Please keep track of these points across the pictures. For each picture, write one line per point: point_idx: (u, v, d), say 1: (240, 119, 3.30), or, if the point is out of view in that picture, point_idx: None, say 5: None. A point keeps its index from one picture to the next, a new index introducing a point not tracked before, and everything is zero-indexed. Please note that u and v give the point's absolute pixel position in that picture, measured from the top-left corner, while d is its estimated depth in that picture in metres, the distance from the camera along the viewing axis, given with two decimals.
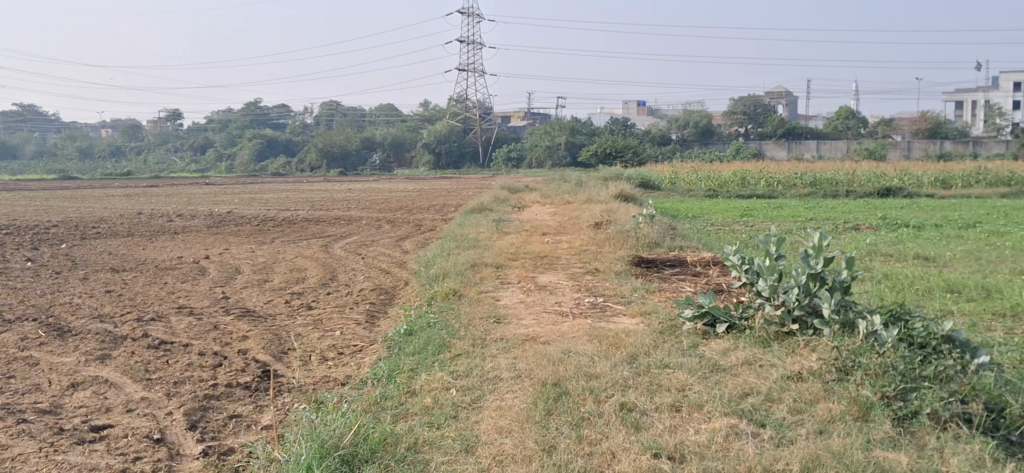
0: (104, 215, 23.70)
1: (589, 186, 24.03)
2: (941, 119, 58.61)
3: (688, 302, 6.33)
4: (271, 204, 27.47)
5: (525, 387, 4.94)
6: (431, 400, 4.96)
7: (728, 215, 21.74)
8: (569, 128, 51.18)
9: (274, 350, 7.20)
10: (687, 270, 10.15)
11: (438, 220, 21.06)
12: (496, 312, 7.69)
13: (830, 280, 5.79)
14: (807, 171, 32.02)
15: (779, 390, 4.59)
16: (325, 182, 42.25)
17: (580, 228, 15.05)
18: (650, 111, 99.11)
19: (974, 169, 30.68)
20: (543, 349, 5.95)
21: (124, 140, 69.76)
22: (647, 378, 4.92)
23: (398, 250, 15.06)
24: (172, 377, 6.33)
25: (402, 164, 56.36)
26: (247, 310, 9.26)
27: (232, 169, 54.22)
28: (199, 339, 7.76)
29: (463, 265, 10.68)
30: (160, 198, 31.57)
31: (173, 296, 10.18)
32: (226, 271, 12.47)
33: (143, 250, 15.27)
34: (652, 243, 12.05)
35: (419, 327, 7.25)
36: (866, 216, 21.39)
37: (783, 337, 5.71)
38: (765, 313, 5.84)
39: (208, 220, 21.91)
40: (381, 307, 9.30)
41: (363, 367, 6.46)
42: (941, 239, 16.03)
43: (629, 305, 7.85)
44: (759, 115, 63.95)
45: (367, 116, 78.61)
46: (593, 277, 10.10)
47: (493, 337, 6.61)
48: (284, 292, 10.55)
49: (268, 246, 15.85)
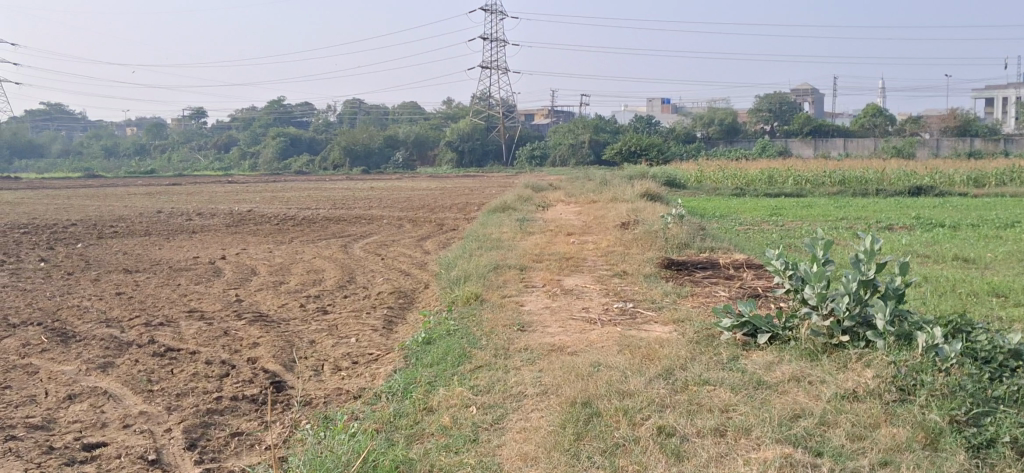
0: (125, 214, 23.47)
1: (614, 185, 23.57)
2: (971, 116, 57.54)
3: (726, 310, 5.85)
4: (292, 202, 27.23)
5: (551, 405, 4.52)
6: (449, 419, 4.55)
7: (756, 214, 21.21)
8: (593, 125, 50.66)
9: (285, 360, 6.83)
10: (720, 273, 9.68)
11: (461, 219, 20.67)
12: (519, 318, 7.26)
13: (881, 288, 5.31)
14: (836, 169, 31.37)
15: (834, 412, 4.11)
16: (347, 180, 42.00)
17: (606, 228, 14.60)
18: (674, 108, 98.37)
19: (1007, 168, 29.91)
20: (570, 361, 5.52)
21: (149, 139, 69.98)
22: (686, 396, 4.46)
23: (419, 250, 14.68)
24: (175, 389, 5.95)
25: (425, 162, 56.10)
26: (260, 314, 8.90)
27: (255, 167, 54.20)
28: (207, 346, 7.40)
29: (486, 267, 10.27)
30: (182, 196, 31.42)
31: (185, 299, 9.84)
32: (243, 272, 12.14)
33: (159, 250, 15.00)
34: (682, 244, 11.59)
35: (438, 335, 6.84)
36: (898, 215, 20.80)
37: (832, 349, 5.22)
38: (811, 323, 5.35)
39: (228, 219, 21.62)
40: (399, 312, 8.92)
41: (377, 379, 6.08)
42: (979, 240, 15.46)
43: (661, 312, 7.40)
44: (785, 113, 63.16)
45: (390, 114, 78.44)
46: (622, 280, 9.65)
47: (517, 347, 6.18)
48: (300, 294, 10.19)
49: (286, 246, 15.52)
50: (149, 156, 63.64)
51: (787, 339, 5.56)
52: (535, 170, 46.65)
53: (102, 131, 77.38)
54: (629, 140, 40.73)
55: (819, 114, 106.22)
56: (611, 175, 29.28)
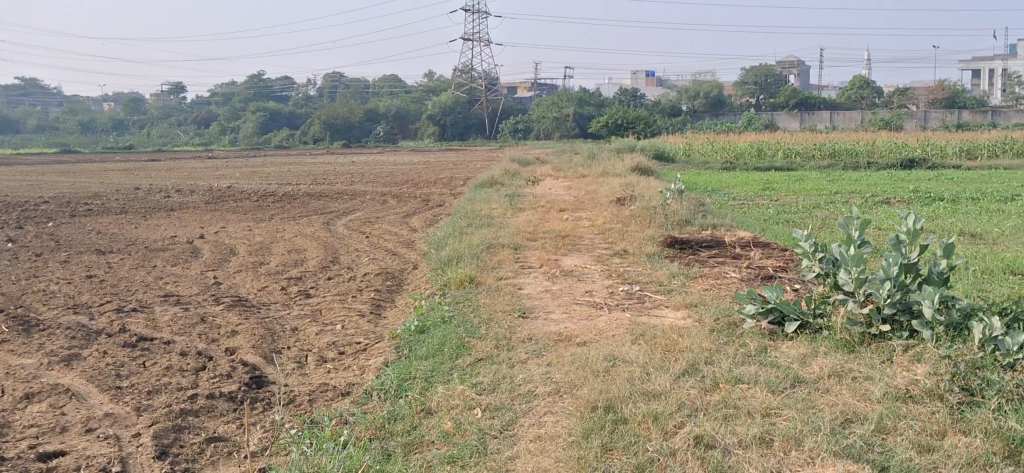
0: (99, 191, 22.74)
1: (603, 158, 23.03)
2: (958, 88, 57.17)
3: (751, 295, 5.35)
4: (273, 178, 26.58)
5: (567, 409, 4.01)
6: (452, 426, 4.04)
7: (749, 188, 20.75)
8: (577, 98, 49.98)
9: (266, 351, 6.29)
10: (726, 252, 9.20)
11: (447, 194, 20.11)
12: (519, 304, 6.76)
13: (924, 273, 4.83)
14: (827, 141, 30.97)
15: (891, 416, 3.64)
16: (327, 154, 41.34)
17: (599, 204, 14.09)
18: (659, 81, 97.80)
19: (998, 140, 29.54)
20: (582, 353, 5.02)
21: (127, 114, 68.83)
22: (719, 396, 3.97)
23: (407, 228, 14.13)
24: (146, 385, 5.39)
25: (407, 135, 55.32)
26: (239, 299, 8.35)
27: (235, 143, 53.32)
28: (182, 334, 6.85)
29: (478, 246, 9.75)
30: (160, 172, 30.59)
31: (159, 282, 9.25)
32: (221, 252, 11.55)
33: (134, 229, 14.39)
34: (682, 221, 11.10)
35: (432, 322, 6.32)
36: (894, 188, 20.36)
37: (870, 340, 4.75)
38: (847, 310, 4.87)
39: (207, 196, 20.95)
40: (387, 296, 8.39)
41: (367, 372, 5.57)
42: (982, 214, 15.04)
43: (671, 296, 6.93)
44: (771, 86, 62.63)
45: (372, 87, 77.41)
46: (623, 259, 9.16)
47: (520, 337, 5.68)
48: (281, 276, 9.62)
49: (266, 224, 14.94)
50: (126, 131, 62.55)
51: (818, 328, 5.08)
52: (520, 144, 46.05)
53: (78, 106, 76.15)
54: (615, 112, 40.14)
55: (805, 87, 105.58)
56: (599, 149, 28.72)
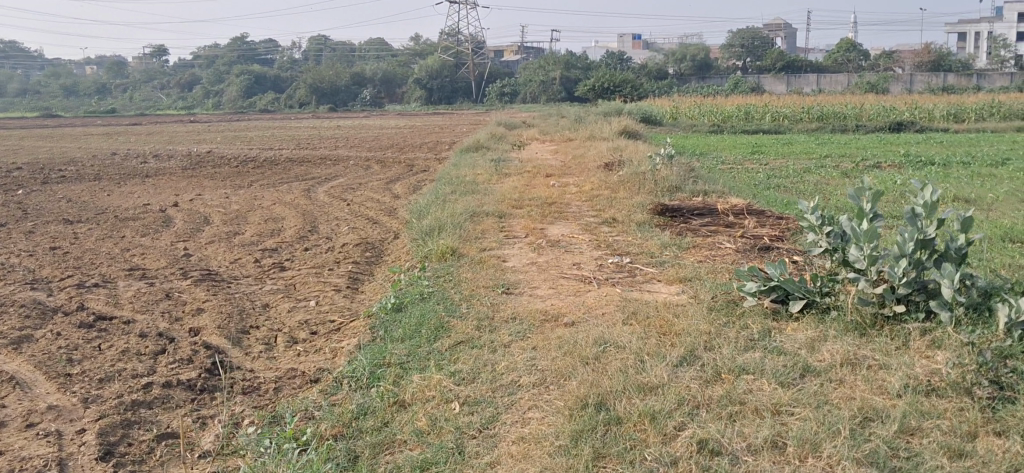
0: (75, 157, 22.11)
1: (590, 122, 22.53)
2: (944, 50, 56.68)
3: (752, 273, 4.96)
4: (255, 143, 26.00)
5: (555, 403, 3.63)
6: (426, 422, 3.65)
7: (738, 152, 20.37)
8: (564, 60, 49.24)
9: (232, 331, 5.87)
10: (719, 220, 8.81)
11: (431, 159, 19.64)
12: (503, 278, 6.36)
13: (941, 249, 4.43)
14: (815, 104, 30.54)
15: (915, 414, 3.27)
16: (312, 118, 40.70)
17: (587, 169, 13.67)
18: (647, 44, 97.03)
19: (986, 103, 29.20)
20: (570, 336, 4.63)
21: (108, 78, 67.70)
22: (723, 390, 3.59)
23: (389, 194, 13.67)
24: (98, 372, 4.97)
25: (393, 100, 54.55)
26: (208, 272, 7.91)
27: (219, 106, 52.47)
28: (144, 313, 6.42)
29: (460, 214, 9.31)
30: (140, 137, 29.90)
31: (126, 255, 8.77)
32: (194, 222, 11.07)
33: (106, 197, 13.86)
34: (672, 187, 10.70)
35: (410, 300, 5.90)
36: (883, 152, 19.99)
37: (883, 322, 4.38)
38: (858, 288, 4.49)
39: (185, 161, 20.38)
40: (366, 268, 7.97)
41: (338, 356, 5.17)
42: (975, 179, 14.70)
43: (664, 269, 6.55)
44: (757, 48, 62.07)
45: (357, 50, 76.34)
46: (611, 229, 8.75)
47: (503, 316, 5.28)
48: (255, 248, 9.16)
49: (244, 191, 14.44)
50: (108, 94, 61.49)
51: (826, 307, 4.71)
52: (506, 107, 45.43)
53: (58, 68, 74.88)
54: (602, 76, 39.47)
55: (792, 50, 104.59)
56: (586, 112, 28.18)
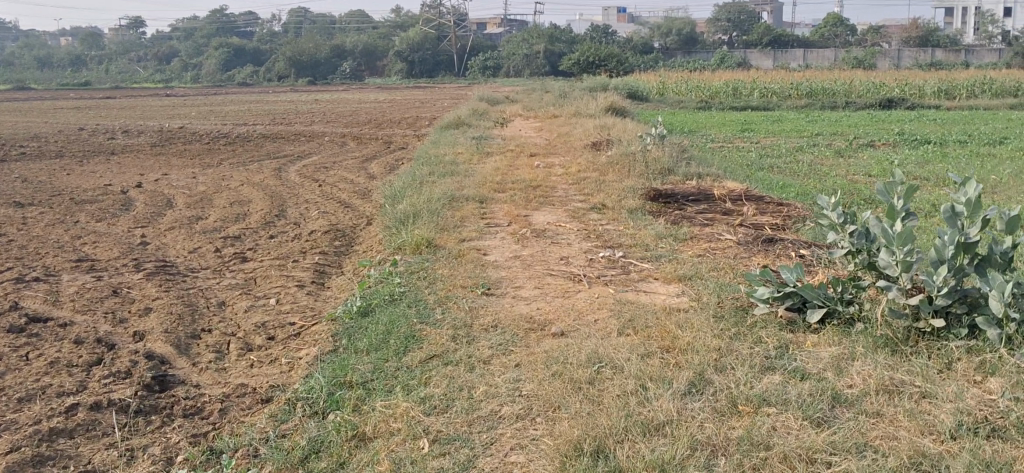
0: (42, 132, 21.26)
1: (576, 97, 21.86)
2: (932, 25, 56.10)
3: (764, 277, 4.38)
4: (230, 118, 25.21)
5: (544, 449, 3.05)
6: (387, 465, 3.08)
7: (727, 130, 19.82)
8: (548, 33, 48.33)
9: (179, 335, 5.20)
10: (716, 207, 8.25)
11: (410, 136, 18.97)
12: (484, 276, 5.78)
13: (983, 252, 3.85)
14: (804, 80, 29.94)
15: (979, 465, 2.72)
16: (292, 92, 39.82)
17: (573, 148, 13.04)
18: (630, 18, 96.55)
19: (976, 79, 28.71)
20: (560, 353, 4.03)
21: (83, 49, 66.26)
22: (742, 432, 3.01)
23: (364, 175, 13.02)
24: (19, 389, 4.31)
25: (374, 72, 53.54)
26: (163, 263, 7.24)
27: (198, 79, 51.38)
28: (85, 313, 5.76)
29: (437, 198, 8.69)
30: (113, 111, 28.96)
31: (75, 243, 8.08)
32: (155, 205, 10.38)
33: (66, 177, 13.13)
34: (664, 170, 10.12)
35: (378, 302, 5.29)
36: (877, 130, 19.46)
37: (918, 337, 3.82)
38: (888, 297, 3.92)
39: (155, 137, 19.62)
40: (334, 260, 7.33)
41: (295, 369, 4.55)
42: (974, 159, 14.17)
43: (661, 265, 5.98)
44: (743, 23, 61.41)
45: (338, 23, 75.14)
46: (601, 216, 8.17)
47: (482, 324, 4.69)
48: (217, 235, 8.48)
49: (213, 170, 13.75)
50: (83, 66, 60.16)
51: (849, 318, 4.14)
52: (489, 81, 44.66)
53: (33, 40, 73.31)
54: (587, 49, 38.70)
55: (778, 24, 103.87)
56: (570, 87, 27.49)
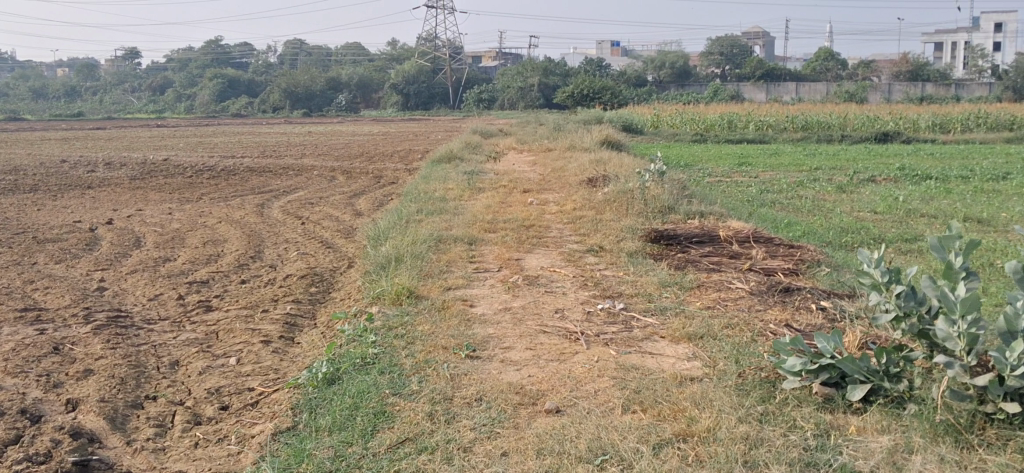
0: (23, 164, 20.59)
1: (570, 130, 21.34)
2: (922, 60, 55.94)
3: (795, 346, 3.75)
4: (218, 149, 24.60)
5: None
6: None
7: (724, 163, 19.25)
8: (542, 67, 47.83)
9: (118, 405, 4.52)
10: (723, 249, 7.60)
11: (400, 170, 18.37)
12: (469, 333, 5.12)
13: None
14: (799, 113, 29.46)
15: None
16: (284, 123, 39.29)
17: (567, 184, 12.45)
18: (624, 51, 96.67)
19: (971, 113, 28.24)
20: (558, 440, 3.36)
21: (77, 80, 65.71)
22: None
23: (350, 211, 12.39)
24: None
25: (369, 105, 53.09)
26: (117, 313, 6.55)
27: (191, 110, 50.94)
28: (16, 375, 5.06)
29: (422, 239, 8.04)
30: (101, 142, 28.26)
31: (25, 289, 7.40)
32: (123, 245, 9.71)
33: (36, 213, 12.47)
34: (665, 208, 9.51)
35: (348, 367, 4.62)
36: (875, 164, 18.90)
37: (984, 423, 3.17)
38: (947, 376, 3.27)
39: (138, 169, 18.96)
40: (307, 310, 6.66)
41: (245, 450, 3.88)
42: (979, 195, 13.57)
43: (667, 320, 5.33)
44: (737, 56, 61.27)
45: (333, 55, 74.91)
46: (598, 259, 7.55)
47: (465, 396, 4.02)
48: (183, 280, 7.80)
49: (191, 206, 13.12)
50: (78, 97, 59.56)
51: (899, 396, 3.50)
52: (483, 114, 44.20)
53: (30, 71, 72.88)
54: (581, 83, 38.30)
55: (772, 58, 104.21)
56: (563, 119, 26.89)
